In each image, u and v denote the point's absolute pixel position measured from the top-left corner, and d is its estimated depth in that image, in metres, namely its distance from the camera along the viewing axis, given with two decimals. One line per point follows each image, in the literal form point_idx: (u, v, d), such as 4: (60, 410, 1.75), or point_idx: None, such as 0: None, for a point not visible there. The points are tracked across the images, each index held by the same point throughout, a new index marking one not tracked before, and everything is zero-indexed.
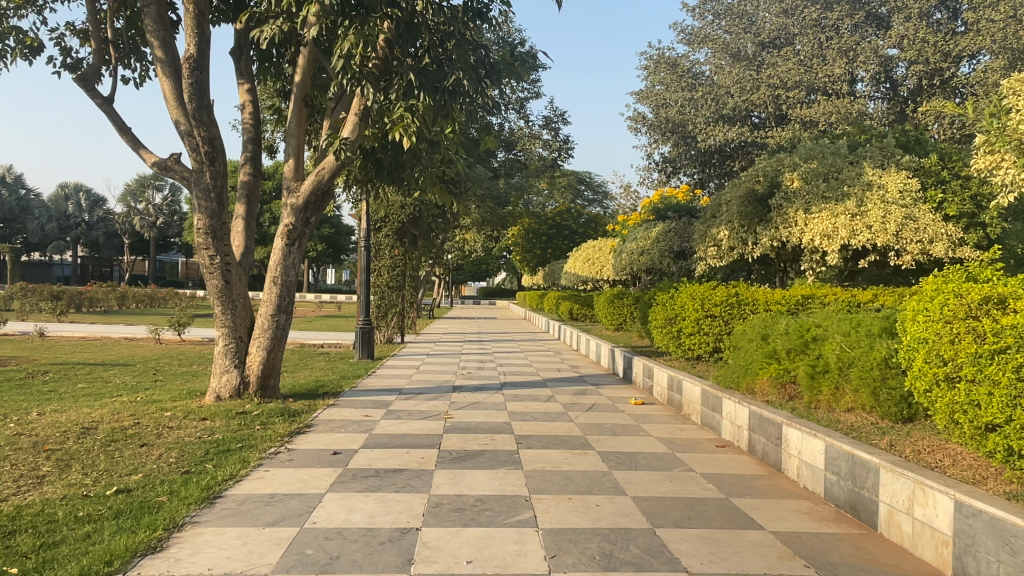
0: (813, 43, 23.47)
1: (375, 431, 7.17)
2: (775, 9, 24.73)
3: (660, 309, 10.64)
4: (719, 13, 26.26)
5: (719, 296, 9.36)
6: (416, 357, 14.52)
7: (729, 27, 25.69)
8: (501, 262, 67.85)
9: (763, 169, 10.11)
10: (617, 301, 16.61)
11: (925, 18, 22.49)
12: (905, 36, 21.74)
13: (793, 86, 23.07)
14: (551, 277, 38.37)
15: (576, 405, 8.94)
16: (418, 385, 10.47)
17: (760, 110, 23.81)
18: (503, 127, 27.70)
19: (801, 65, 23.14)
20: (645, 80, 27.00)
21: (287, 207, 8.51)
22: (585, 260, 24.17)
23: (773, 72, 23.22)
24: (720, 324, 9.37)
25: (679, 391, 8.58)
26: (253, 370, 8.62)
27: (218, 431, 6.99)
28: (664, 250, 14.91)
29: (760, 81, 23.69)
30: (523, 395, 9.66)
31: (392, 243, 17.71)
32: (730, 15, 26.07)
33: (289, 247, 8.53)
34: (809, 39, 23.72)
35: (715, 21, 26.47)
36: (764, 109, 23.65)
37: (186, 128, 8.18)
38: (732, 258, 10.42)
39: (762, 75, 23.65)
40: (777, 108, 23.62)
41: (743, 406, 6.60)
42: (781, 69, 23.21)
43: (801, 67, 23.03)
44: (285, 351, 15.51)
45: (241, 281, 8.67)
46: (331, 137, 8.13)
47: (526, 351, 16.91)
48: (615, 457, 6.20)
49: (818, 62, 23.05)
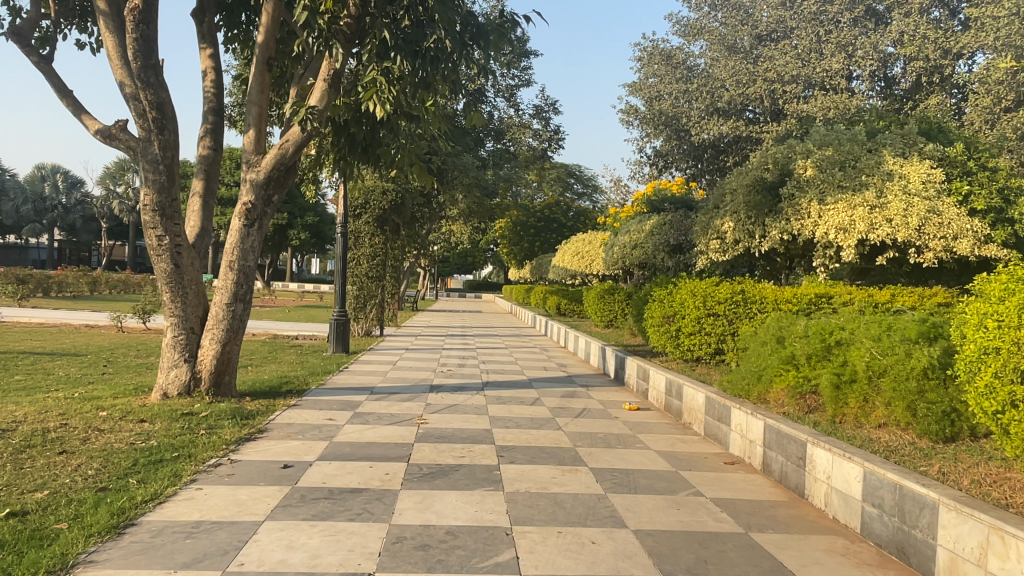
0: (811, 36, 22.69)
1: (337, 438, 6.28)
2: (772, 2, 24.03)
3: (657, 306, 9.81)
4: (716, 4, 25.50)
5: (723, 293, 8.56)
6: (394, 352, 13.64)
7: (725, 19, 24.98)
8: (488, 254, 67.08)
9: (773, 156, 9.30)
10: (607, 296, 15.78)
11: (925, 14, 21.61)
12: (906, 31, 20.96)
13: (790, 80, 22.34)
14: (538, 271, 37.61)
15: (565, 410, 8.09)
16: (391, 384, 9.57)
17: (755, 106, 23.35)
18: (491, 115, 26.81)
19: (799, 59, 22.39)
20: (638, 72, 26.26)
21: (246, 183, 7.58)
22: (574, 254, 23.32)
23: (770, 65, 22.51)
24: (723, 323, 8.58)
25: (679, 397, 7.77)
26: (205, 366, 7.68)
27: (154, 437, 6.07)
28: (660, 244, 14.04)
29: (757, 75, 22.98)
30: (507, 397, 8.80)
31: (373, 231, 16.79)
32: (727, 6, 25.33)
33: (248, 228, 7.61)
34: (807, 32, 22.91)
35: (711, 12, 25.73)
36: (759, 104, 23.20)
37: (131, 90, 7.23)
38: (737, 252, 9.59)
39: (759, 68, 22.93)
40: (773, 103, 23.06)
41: (757, 419, 5.80)
42: (778, 62, 22.46)
43: (798, 61, 22.27)
44: (254, 342, 14.57)
45: (195, 266, 7.75)
46: (297, 106, 7.22)
47: (512, 347, 16.07)
48: (610, 476, 5.35)
49: (816, 56, 22.30)
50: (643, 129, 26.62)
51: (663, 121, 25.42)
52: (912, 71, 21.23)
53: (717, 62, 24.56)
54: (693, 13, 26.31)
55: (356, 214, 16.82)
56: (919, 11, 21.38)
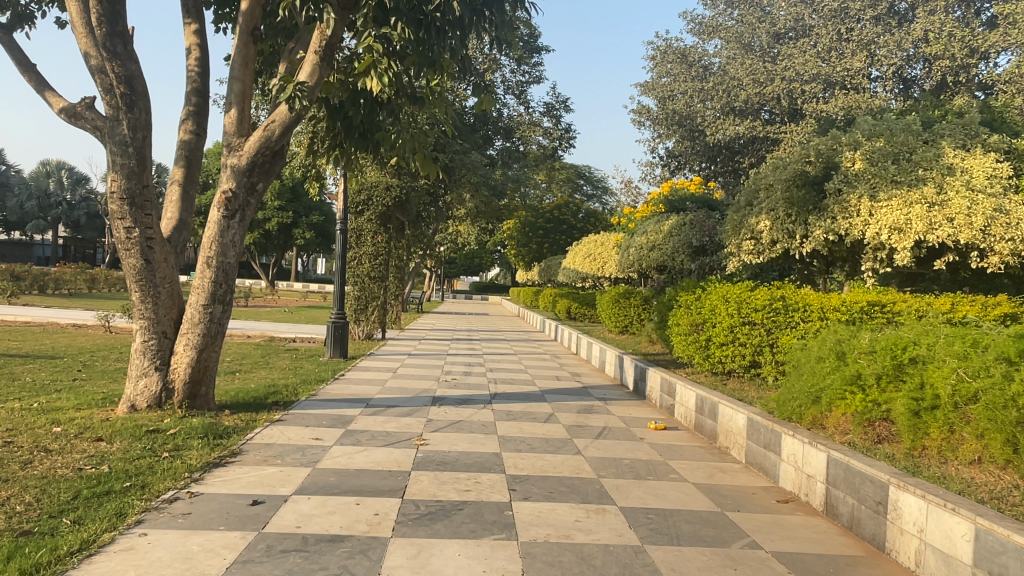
0: (832, 33, 21.60)
1: (322, 464, 5.38)
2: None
3: (684, 312, 8.90)
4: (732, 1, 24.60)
5: (762, 298, 7.65)
6: (395, 357, 12.75)
7: (742, 16, 24.06)
8: (495, 256, 66.32)
9: (816, 148, 8.41)
10: (622, 300, 14.89)
11: (950, 12, 20.53)
12: (931, 29, 19.74)
13: (809, 79, 21.32)
14: (546, 273, 36.64)
15: (583, 429, 7.17)
16: (390, 395, 8.66)
17: (772, 106, 22.30)
18: (500, 113, 25.99)
19: (818, 57, 21.39)
20: (651, 71, 25.37)
21: (227, 169, 6.70)
22: (585, 255, 22.40)
23: (789, 63, 21.50)
24: (761, 333, 7.67)
25: (713, 417, 6.85)
26: (178, 375, 6.81)
27: (108, 460, 5.18)
28: (681, 245, 13.03)
29: (775, 74, 21.98)
30: (518, 413, 7.88)
31: (376, 228, 15.93)
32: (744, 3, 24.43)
33: (228, 220, 6.72)
34: (827, 29, 21.82)
35: (727, 9, 24.83)
36: (777, 104, 22.09)
37: (97, 62, 6.38)
38: (773, 254, 8.62)
39: (778, 66, 21.91)
40: (791, 104, 22.01)
41: (818, 451, 4.89)
42: (797, 61, 21.43)
43: (818, 59, 21.27)
44: (247, 345, 13.72)
45: (169, 262, 6.89)
46: (284, 81, 6.36)
47: (520, 353, 15.16)
48: (646, 519, 4.43)
49: (836, 54, 21.27)
50: (655, 128, 25.65)
51: (677, 121, 24.59)
52: (936, 70, 20.04)
53: (734, 60, 23.55)
54: (709, 9, 25.41)
55: (359, 211, 15.98)
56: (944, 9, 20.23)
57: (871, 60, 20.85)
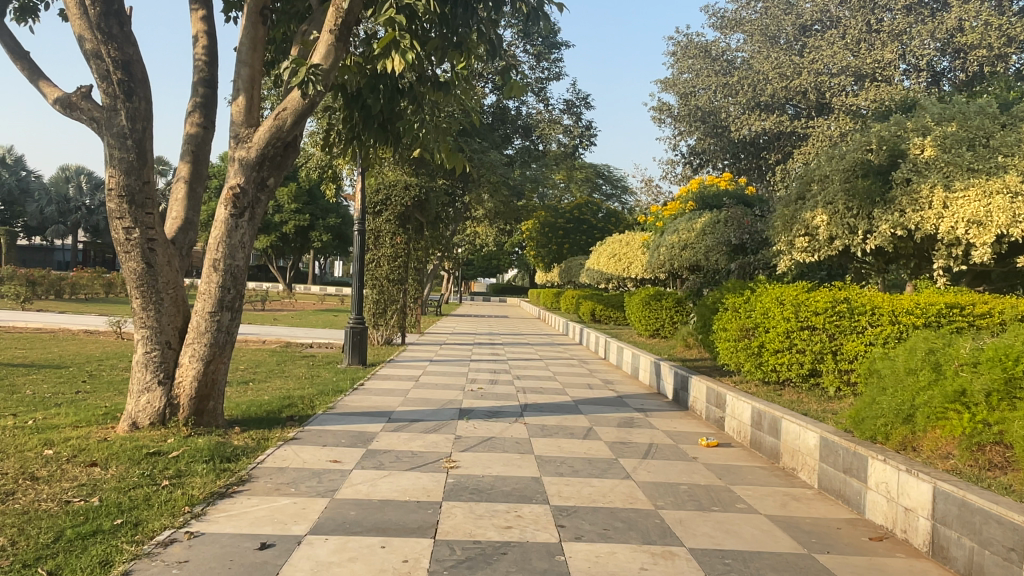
0: (860, 25, 20.59)
1: (342, 493, 4.74)
2: None
3: (733, 316, 8.17)
4: None
5: (823, 300, 6.93)
6: (416, 364, 12.11)
7: (767, 8, 23.19)
8: (513, 257, 65.80)
9: (878, 134, 7.64)
10: (653, 303, 14.16)
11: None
12: (967, 17, 18.59)
13: (839, 72, 20.34)
14: (566, 274, 35.87)
15: (628, 447, 6.47)
16: (413, 408, 8.00)
17: (799, 101, 21.38)
18: (519, 111, 25.34)
19: (848, 50, 20.41)
20: (672, 67, 24.61)
21: (234, 163, 6.07)
22: (609, 256, 21.67)
23: (816, 56, 20.55)
24: (823, 339, 6.95)
25: (777, 435, 6.12)
26: (184, 390, 6.21)
27: (100, 492, 4.56)
28: (717, 243, 12.23)
29: (802, 67, 21.07)
30: (555, 428, 7.19)
31: (394, 229, 15.32)
32: None
33: (236, 218, 6.08)
34: (855, 19, 20.83)
35: (751, 2, 23.99)
36: (804, 99, 21.17)
37: (91, 45, 5.80)
38: (831, 252, 7.85)
39: (805, 59, 20.99)
40: (819, 98, 21.08)
41: (921, 481, 4.17)
42: (824, 52, 20.47)
43: (848, 51, 20.27)
44: (263, 352, 13.14)
45: (173, 265, 6.30)
46: (296, 64, 5.73)
47: (546, 358, 14.47)
48: (723, 565, 3.74)
49: (866, 47, 20.25)
50: (676, 125, 24.88)
51: (700, 118, 23.84)
52: (971, 61, 18.89)
53: (759, 54, 22.68)
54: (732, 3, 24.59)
55: (376, 212, 15.44)
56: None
57: (902, 51, 19.79)
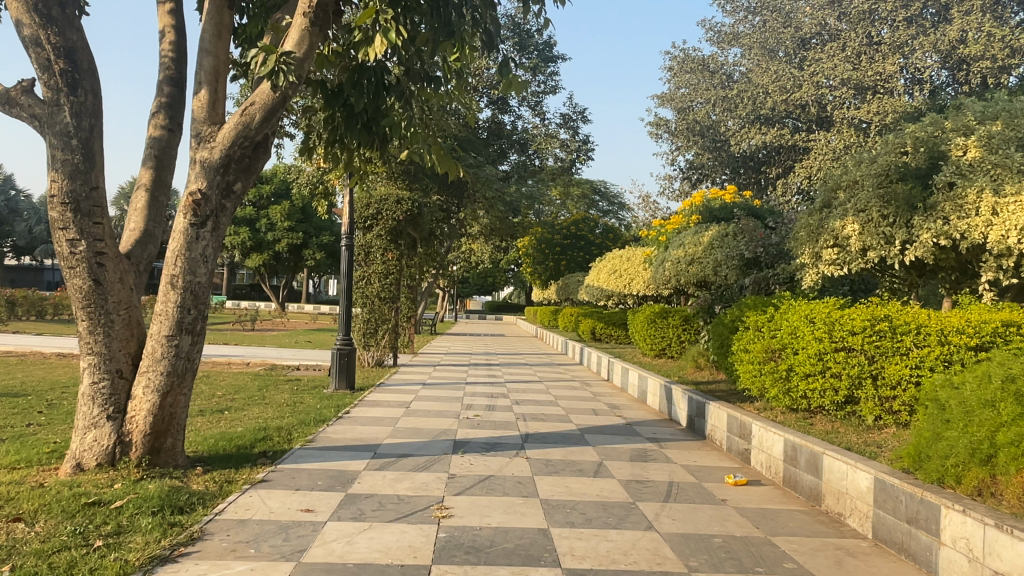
0: (861, 37, 19.71)
1: (310, 556, 3.93)
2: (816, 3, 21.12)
3: (756, 337, 7.42)
4: (753, 8, 23.26)
5: (860, 318, 6.20)
6: (408, 389, 11.30)
7: (764, 22, 22.61)
8: (509, 274, 65.24)
9: (914, 135, 6.96)
10: (660, 321, 13.41)
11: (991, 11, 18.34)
12: (972, 28, 17.85)
13: (840, 84, 19.63)
14: (563, 291, 35.09)
15: (647, 487, 5.66)
16: (402, 440, 7.18)
17: (800, 114, 20.74)
18: (515, 125, 24.73)
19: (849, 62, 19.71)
20: (669, 81, 24.08)
21: (194, 165, 5.30)
22: (610, 272, 20.91)
23: (817, 68, 19.90)
24: (861, 361, 6.20)
25: (819, 474, 5.33)
26: (136, 425, 5.41)
27: (13, 558, 3.74)
28: (727, 257, 11.50)
29: (802, 79, 20.47)
30: (562, 464, 6.38)
31: (386, 244, 14.57)
32: (765, 10, 22.74)
33: (197, 228, 5.29)
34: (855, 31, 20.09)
35: (748, 16, 23.45)
36: (806, 112, 20.53)
37: (29, 31, 5.09)
38: (864, 265, 7.10)
39: (806, 72, 20.34)
40: (820, 111, 20.43)
41: (1016, 541, 3.39)
42: (825, 64, 19.77)
43: (849, 63, 19.54)
44: (244, 376, 12.32)
45: (126, 283, 5.51)
46: (264, 51, 5.01)
47: (546, 380, 13.66)
48: None
49: (867, 59, 19.48)
50: (673, 140, 24.24)
51: (698, 132, 23.29)
52: (975, 73, 18.16)
53: (758, 67, 22.04)
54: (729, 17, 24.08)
55: (366, 226, 14.71)
56: (985, 6, 18.30)
57: (905, 63, 19.06)
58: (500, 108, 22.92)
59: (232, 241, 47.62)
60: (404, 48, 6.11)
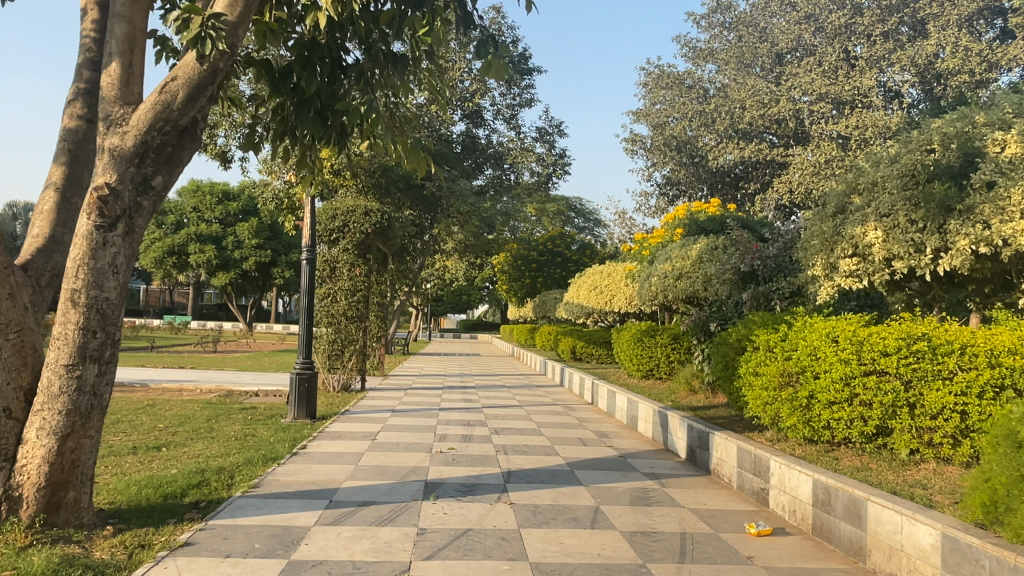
0: (838, 52, 19.21)
1: None
2: (793, 17, 20.64)
3: (768, 359, 6.57)
4: (728, 24, 22.74)
5: (892, 337, 5.39)
6: (375, 417, 10.26)
7: (739, 36, 22.15)
8: (484, 292, 64.34)
9: (941, 131, 6.25)
10: (647, 339, 12.53)
11: (966, 25, 17.79)
12: (948, 43, 17.32)
13: (817, 99, 19.05)
14: (539, 308, 34.20)
15: (657, 543, 4.72)
16: (365, 482, 6.16)
17: (780, 128, 20.20)
18: (489, 138, 23.94)
19: (827, 76, 19.19)
20: (644, 96, 23.44)
21: (103, 154, 4.32)
22: (590, 288, 20.10)
23: (794, 82, 19.38)
24: (896, 387, 5.37)
25: (863, 524, 4.45)
26: (27, 476, 4.34)
27: None
28: (720, 270, 10.56)
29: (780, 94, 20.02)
30: (553, 511, 5.42)
31: (353, 259, 13.55)
32: (740, 25, 22.24)
33: (104, 231, 4.29)
34: (831, 46, 19.72)
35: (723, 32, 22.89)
36: (785, 126, 20.02)
37: None
38: (888, 276, 6.31)
39: (782, 87, 19.87)
40: (799, 126, 19.87)
41: None
42: (802, 78, 19.28)
43: (826, 78, 18.99)
44: (194, 404, 11.18)
45: (19, 300, 4.45)
46: (187, 12, 4.09)
47: (526, 404, 12.68)
48: None
49: (844, 73, 18.94)
50: (649, 156, 23.57)
51: (675, 147, 22.65)
52: (951, 87, 17.50)
53: (735, 82, 21.49)
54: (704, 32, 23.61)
55: (331, 240, 13.73)
56: (960, 22, 17.82)
57: (882, 78, 18.58)
58: (475, 122, 22.12)
59: (196, 258, 46.05)
60: (365, 24, 5.23)
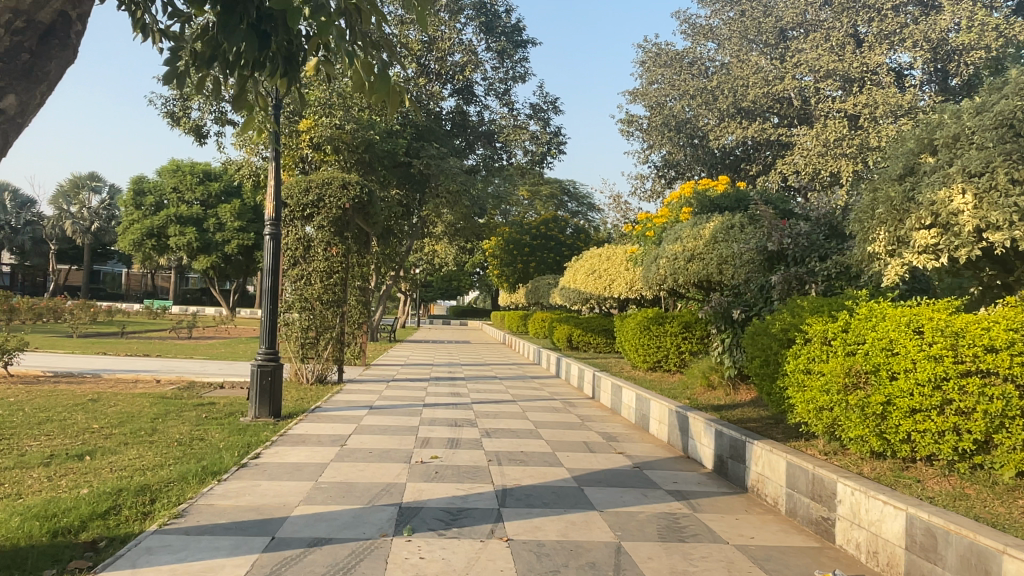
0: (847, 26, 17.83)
1: None
2: None
3: (830, 355, 5.33)
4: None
5: (1003, 328, 4.15)
6: (350, 416, 8.97)
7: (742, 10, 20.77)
8: (474, 277, 63.07)
9: None
10: (655, 327, 11.31)
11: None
12: (962, 17, 15.86)
13: (824, 75, 17.70)
14: (531, 295, 32.90)
15: None
16: (323, 506, 4.87)
17: (784, 109, 19.16)
18: (479, 115, 22.56)
19: (834, 52, 17.78)
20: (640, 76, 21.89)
21: None
22: (587, 272, 18.82)
23: (800, 58, 18.01)
24: (1007, 392, 4.13)
25: None
26: None
27: None
28: (742, 251, 9.35)
29: (785, 71, 18.77)
30: (563, 552, 4.14)
31: (330, 238, 12.17)
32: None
33: None
34: (839, 21, 18.34)
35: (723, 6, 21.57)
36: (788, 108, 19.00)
37: None
38: (979, 251, 5.07)
39: (788, 63, 18.69)
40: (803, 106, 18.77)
41: None
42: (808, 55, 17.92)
43: (833, 54, 17.59)
44: (143, 399, 9.84)
45: None
46: None
47: (520, 399, 11.42)
48: None
49: (852, 49, 17.54)
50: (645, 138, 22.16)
51: (673, 128, 21.05)
52: (967, 65, 16.02)
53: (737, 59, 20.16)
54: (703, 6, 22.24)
55: (306, 217, 12.39)
56: None
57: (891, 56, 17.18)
58: (465, 97, 20.67)
59: (176, 241, 44.48)
60: None
